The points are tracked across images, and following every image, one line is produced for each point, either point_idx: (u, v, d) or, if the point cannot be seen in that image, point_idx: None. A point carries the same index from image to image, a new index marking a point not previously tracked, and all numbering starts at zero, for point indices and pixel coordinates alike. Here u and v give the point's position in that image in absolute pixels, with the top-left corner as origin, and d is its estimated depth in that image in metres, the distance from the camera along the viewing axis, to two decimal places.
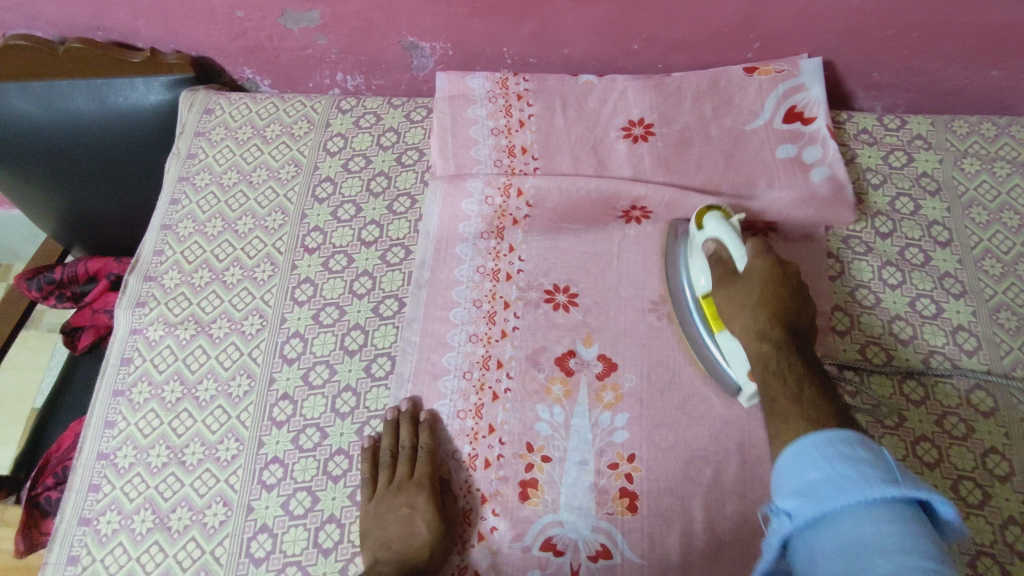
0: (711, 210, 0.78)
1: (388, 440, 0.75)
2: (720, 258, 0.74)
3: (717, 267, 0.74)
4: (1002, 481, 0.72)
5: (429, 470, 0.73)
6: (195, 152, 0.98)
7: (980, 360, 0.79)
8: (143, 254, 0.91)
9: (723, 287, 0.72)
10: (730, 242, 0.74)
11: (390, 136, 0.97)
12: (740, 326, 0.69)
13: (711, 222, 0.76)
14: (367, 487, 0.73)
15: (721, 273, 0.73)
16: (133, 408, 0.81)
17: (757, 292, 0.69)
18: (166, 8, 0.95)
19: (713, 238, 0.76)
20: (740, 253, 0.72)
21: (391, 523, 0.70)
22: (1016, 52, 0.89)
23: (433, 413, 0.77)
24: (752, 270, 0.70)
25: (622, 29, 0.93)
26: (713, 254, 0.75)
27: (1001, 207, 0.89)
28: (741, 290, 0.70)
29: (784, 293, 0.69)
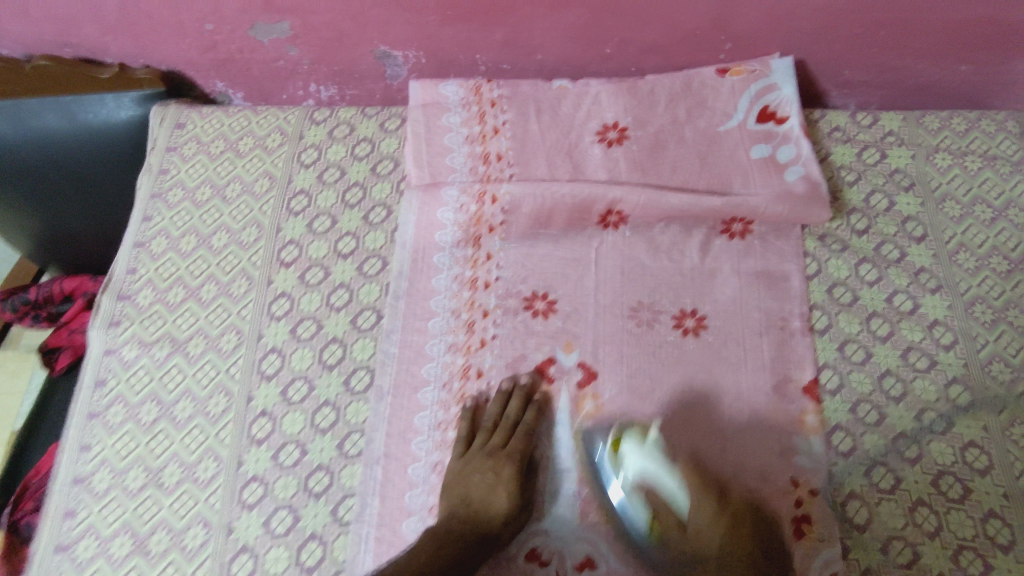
0: (624, 432, 0.72)
1: (495, 408, 0.76)
2: (662, 507, 0.68)
3: (663, 513, 0.68)
4: (982, 476, 0.72)
5: (522, 446, 0.73)
6: (167, 167, 0.98)
7: (957, 355, 0.79)
8: (116, 273, 0.90)
9: (672, 534, 0.67)
10: (663, 476, 0.69)
11: (364, 146, 0.96)
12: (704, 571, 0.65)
13: (631, 450, 0.70)
14: (460, 446, 0.74)
15: (667, 518, 0.68)
16: (109, 430, 0.80)
17: (716, 537, 0.65)
18: (134, 22, 0.95)
19: (640, 487, 0.69)
20: (679, 488, 0.68)
21: (475, 481, 0.70)
22: (984, 47, 0.90)
23: (547, 393, 0.78)
24: (698, 523, 0.66)
25: (593, 34, 0.93)
26: (648, 502, 0.69)
27: (973, 201, 0.89)
28: (694, 533, 0.66)
29: (746, 520, 0.66)
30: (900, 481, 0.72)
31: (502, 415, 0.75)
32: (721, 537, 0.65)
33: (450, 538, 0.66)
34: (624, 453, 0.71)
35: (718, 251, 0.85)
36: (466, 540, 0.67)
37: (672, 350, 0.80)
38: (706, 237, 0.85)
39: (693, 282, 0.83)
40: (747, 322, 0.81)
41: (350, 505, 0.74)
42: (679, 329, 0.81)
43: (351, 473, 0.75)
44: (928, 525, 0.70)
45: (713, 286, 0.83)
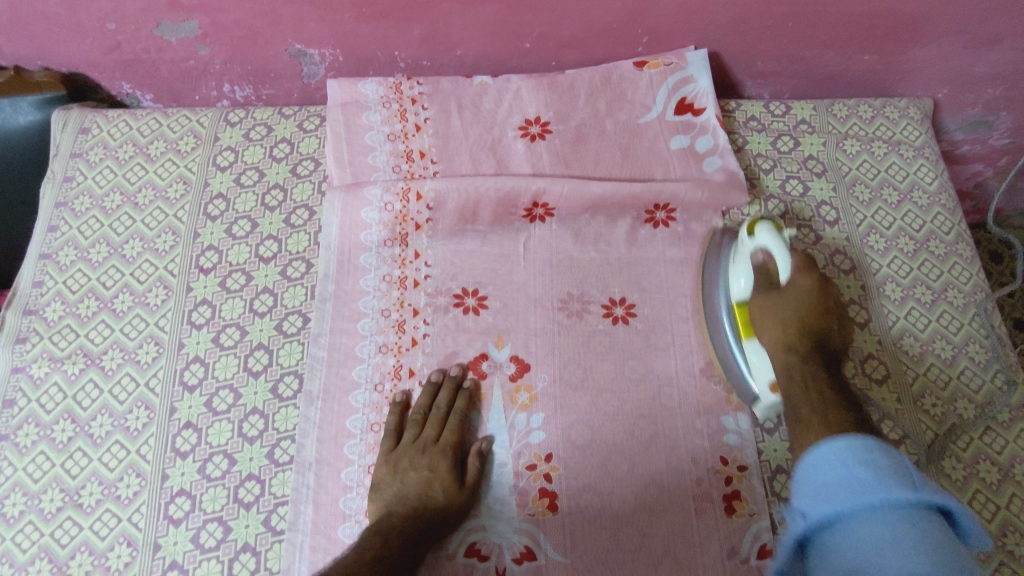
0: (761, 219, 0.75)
1: (422, 400, 0.76)
2: (764, 270, 0.74)
3: (762, 277, 0.74)
4: (897, 445, 0.76)
5: (455, 438, 0.74)
6: (72, 175, 0.93)
7: (871, 332, 0.83)
8: (21, 287, 0.85)
9: (762, 295, 0.74)
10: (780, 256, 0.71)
11: (284, 147, 0.94)
12: (773, 338, 0.71)
13: (764, 230, 0.73)
14: (389, 441, 0.74)
15: (763, 285, 0.74)
16: (19, 453, 0.76)
17: (798, 305, 0.72)
18: (28, 22, 0.90)
19: (761, 247, 0.74)
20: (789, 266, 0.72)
21: (410, 479, 0.70)
22: (885, 37, 0.94)
23: (475, 380, 0.78)
24: (798, 287, 0.73)
25: (512, 29, 0.93)
26: (760, 263, 0.74)
27: (880, 184, 0.94)
28: (780, 305, 0.72)
29: (822, 314, 0.72)
30: None
31: (431, 407, 0.75)
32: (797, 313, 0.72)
33: (393, 534, 0.66)
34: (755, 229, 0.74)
35: (643, 241, 0.87)
36: (408, 536, 0.66)
37: (602, 339, 0.81)
38: (632, 226, 0.87)
39: (620, 271, 0.85)
40: (674, 310, 0.83)
41: (283, 513, 0.72)
42: (608, 317, 0.82)
43: (283, 481, 0.73)
44: None
45: (639, 275, 0.85)
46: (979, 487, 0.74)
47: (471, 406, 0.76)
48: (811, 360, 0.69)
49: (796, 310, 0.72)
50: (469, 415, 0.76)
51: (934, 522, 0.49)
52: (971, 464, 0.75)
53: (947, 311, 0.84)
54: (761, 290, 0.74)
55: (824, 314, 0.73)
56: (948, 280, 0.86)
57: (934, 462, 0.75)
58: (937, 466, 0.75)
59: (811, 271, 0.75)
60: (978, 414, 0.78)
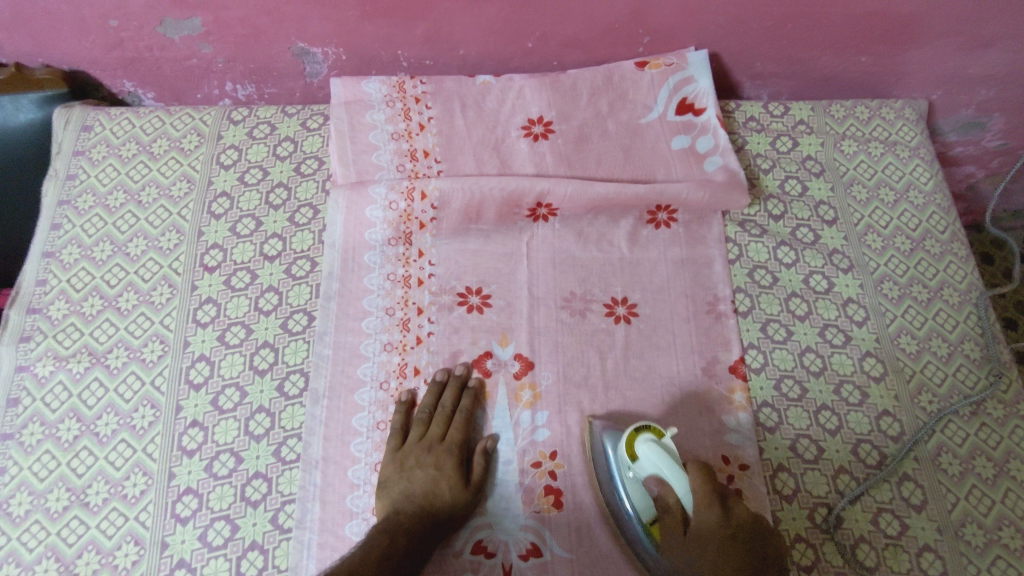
0: (642, 430, 0.69)
1: (428, 399, 0.76)
2: (668, 504, 0.66)
3: (664, 503, 0.67)
4: (895, 441, 0.77)
5: (460, 437, 0.74)
6: (75, 171, 0.93)
7: (869, 330, 0.84)
8: (25, 285, 0.85)
9: (674, 541, 0.65)
10: (674, 480, 0.65)
11: (287, 146, 0.94)
12: (687, 571, 0.63)
13: (646, 449, 0.67)
14: (395, 440, 0.74)
15: (666, 510, 0.66)
16: (25, 452, 0.76)
17: (706, 539, 0.62)
18: (30, 18, 0.89)
19: (648, 470, 0.67)
20: (681, 480, 0.65)
21: (417, 478, 0.71)
22: (882, 39, 0.95)
23: (480, 379, 0.78)
24: (702, 521, 0.62)
25: (515, 29, 0.94)
26: (656, 487, 0.67)
27: (877, 184, 0.95)
28: (685, 548, 0.63)
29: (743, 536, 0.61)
30: (823, 451, 0.77)
31: (436, 405, 0.76)
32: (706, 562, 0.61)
33: (400, 532, 0.66)
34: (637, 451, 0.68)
35: (644, 241, 0.88)
36: (415, 533, 0.67)
37: (606, 338, 0.81)
38: (634, 226, 0.88)
39: (622, 270, 0.86)
40: (676, 309, 0.83)
41: (291, 511, 0.72)
42: (611, 316, 0.83)
43: (290, 479, 0.74)
44: (848, 489, 0.75)
45: (641, 274, 0.85)
46: (975, 482, 0.75)
47: (476, 405, 0.77)
48: None
49: (705, 563, 0.61)
50: (474, 414, 0.76)
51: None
52: (967, 459, 0.76)
53: (943, 309, 0.85)
54: (672, 533, 0.65)
55: (746, 534, 0.61)
56: (943, 279, 0.88)
57: (931, 458, 0.76)
58: (934, 461, 0.76)
59: (714, 500, 0.62)
60: (973, 411, 0.79)
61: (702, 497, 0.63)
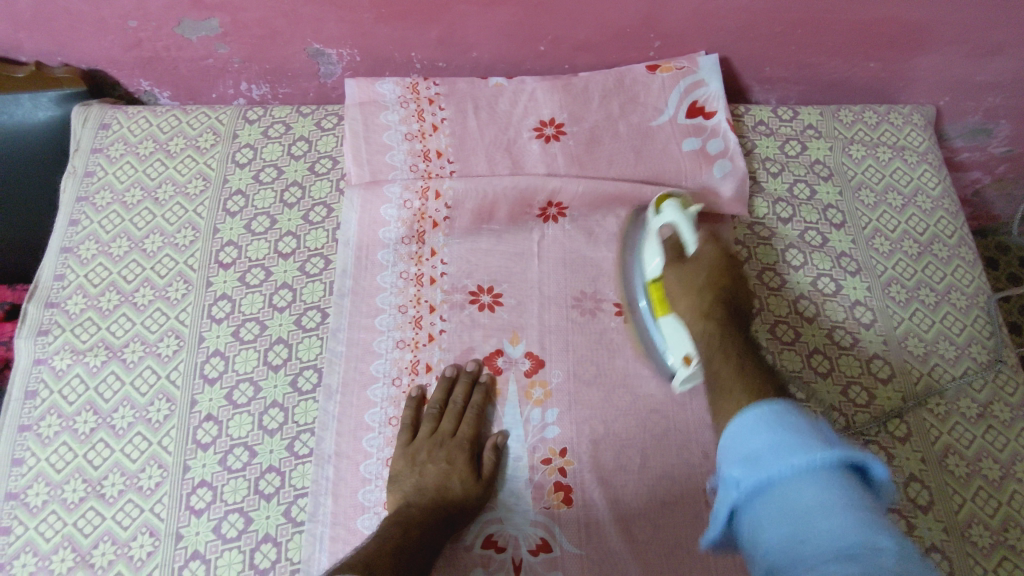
0: (669, 198, 0.82)
1: (439, 395, 0.77)
2: (672, 245, 0.78)
3: (672, 249, 0.78)
4: (902, 442, 0.78)
5: (471, 433, 0.75)
6: (93, 169, 0.94)
7: (877, 332, 0.85)
8: (42, 280, 0.86)
9: (673, 267, 0.77)
10: (686, 229, 0.78)
11: (302, 145, 0.95)
12: (687, 312, 0.74)
13: (670, 208, 0.80)
14: (405, 435, 0.75)
15: (671, 256, 0.78)
16: (42, 443, 0.77)
17: (705, 274, 0.75)
18: (51, 17, 0.90)
19: (668, 225, 0.79)
20: (693, 237, 0.78)
21: (429, 472, 0.71)
22: (890, 45, 0.96)
23: (491, 375, 0.79)
24: (704, 256, 0.77)
25: (528, 32, 0.95)
26: (668, 240, 0.79)
27: (885, 189, 0.96)
28: (693, 269, 0.76)
29: (729, 281, 0.76)
30: None
31: (447, 401, 0.77)
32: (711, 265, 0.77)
33: (414, 523, 0.67)
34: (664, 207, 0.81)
35: None
36: (428, 524, 0.67)
37: (615, 337, 0.82)
38: None
39: None
40: None
41: (303, 505, 0.73)
42: (621, 316, 0.84)
43: (303, 474, 0.75)
44: None
45: None
46: (982, 484, 0.75)
47: (487, 402, 0.78)
48: (729, 337, 0.69)
49: (699, 286, 0.74)
50: (484, 410, 0.77)
51: (849, 474, 0.49)
52: (974, 462, 0.77)
53: (950, 313, 0.86)
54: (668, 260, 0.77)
55: (729, 279, 0.76)
56: (950, 283, 0.88)
57: (938, 459, 0.77)
58: (941, 462, 0.77)
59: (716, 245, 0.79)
60: (980, 413, 0.80)
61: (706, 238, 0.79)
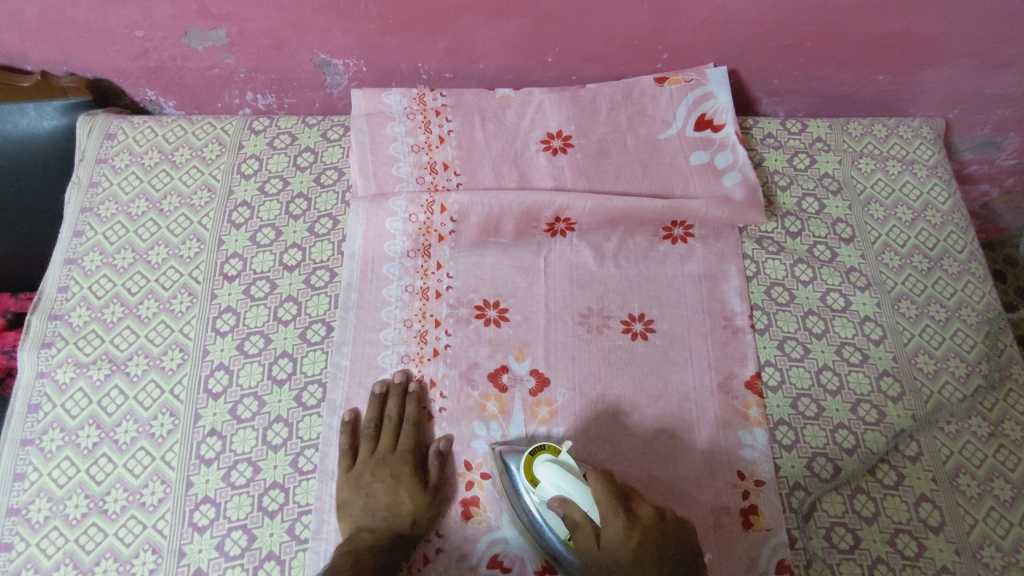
0: (539, 452, 0.71)
1: (371, 413, 0.76)
2: (577, 523, 0.66)
3: (573, 523, 0.67)
4: (913, 462, 0.77)
5: (412, 443, 0.74)
6: (98, 179, 0.93)
7: (886, 349, 0.84)
8: (46, 292, 0.86)
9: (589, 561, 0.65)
10: (580, 496, 0.66)
11: (307, 156, 0.95)
12: None
13: (547, 472, 0.68)
14: (346, 460, 0.74)
15: (584, 533, 0.65)
16: (45, 458, 0.76)
17: (635, 554, 0.62)
18: (57, 27, 0.90)
19: (555, 498, 0.68)
20: (592, 506, 0.66)
21: (376, 492, 0.71)
22: (900, 58, 0.96)
23: (422, 384, 0.79)
24: (614, 541, 0.63)
25: (535, 43, 0.94)
26: (563, 513, 0.67)
27: (895, 203, 0.95)
28: (613, 564, 0.63)
29: (657, 535, 0.63)
30: (840, 470, 0.77)
31: (383, 417, 0.76)
32: (633, 550, 0.62)
33: (368, 548, 0.66)
34: (538, 475, 0.69)
35: (662, 256, 0.88)
36: (380, 548, 0.67)
37: (623, 353, 0.82)
38: (651, 240, 0.88)
39: (640, 286, 0.86)
40: (692, 325, 0.84)
41: (307, 522, 0.72)
42: (628, 333, 0.83)
43: (307, 490, 0.74)
44: (866, 510, 0.74)
45: (658, 289, 0.86)
46: (993, 505, 0.75)
47: (421, 411, 0.77)
48: None
49: None
50: (464, 421, 0.77)
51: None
52: (985, 481, 0.76)
53: (960, 329, 0.85)
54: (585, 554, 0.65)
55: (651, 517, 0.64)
56: (961, 299, 0.87)
57: (949, 479, 0.76)
58: (952, 482, 0.76)
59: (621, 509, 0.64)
60: (991, 432, 0.79)
61: (608, 509, 0.64)
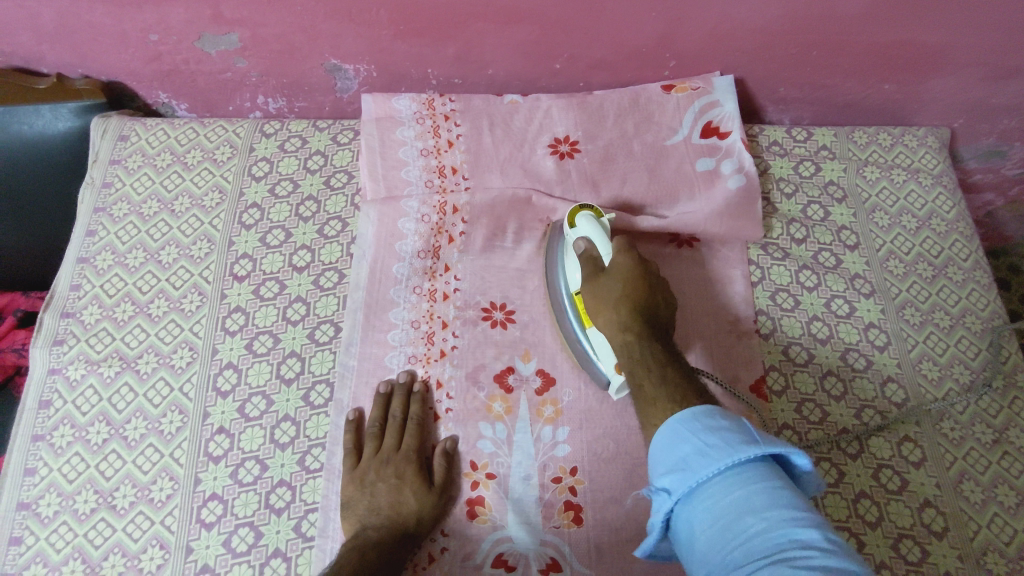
0: (583, 209, 0.82)
1: (376, 413, 0.77)
2: (592, 259, 0.77)
3: (589, 264, 0.77)
4: (917, 467, 0.77)
5: (416, 442, 0.75)
6: (110, 181, 0.95)
7: (891, 355, 0.84)
8: (58, 291, 0.87)
9: (590, 288, 0.76)
10: (603, 242, 0.77)
11: (317, 159, 0.96)
12: (604, 323, 0.73)
13: (585, 219, 0.80)
14: (350, 460, 0.74)
15: (591, 272, 0.77)
16: (55, 453, 0.77)
17: (622, 290, 0.73)
18: (73, 30, 0.91)
19: (582, 239, 0.79)
20: (609, 251, 0.76)
21: (380, 491, 0.72)
22: (905, 68, 0.97)
23: (425, 383, 0.79)
24: (619, 266, 0.74)
25: (544, 50, 0.95)
26: (583, 253, 0.78)
27: (900, 211, 0.95)
28: (606, 289, 0.74)
29: (647, 289, 0.73)
30: (843, 475, 0.77)
31: (387, 417, 0.77)
32: (626, 277, 0.73)
33: (372, 546, 0.67)
34: (578, 222, 0.80)
35: (668, 260, 0.89)
36: (385, 546, 0.67)
37: None
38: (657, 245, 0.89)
39: None
40: (697, 328, 0.84)
41: (313, 520, 0.73)
42: None
43: (314, 488, 0.75)
44: (870, 515, 0.75)
45: None
46: (997, 510, 0.75)
47: (425, 410, 0.78)
48: (643, 341, 0.68)
49: (614, 301, 0.72)
50: (470, 419, 0.78)
51: (776, 470, 0.49)
52: (989, 488, 0.76)
53: (964, 337, 0.86)
54: (586, 285, 0.76)
55: (655, 277, 0.75)
56: (965, 306, 0.88)
57: (953, 484, 0.76)
58: (956, 487, 0.76)
59: (633, 250, 0.75)
60: (995, 438, 0.79)
61: (620, 246, 0.76)
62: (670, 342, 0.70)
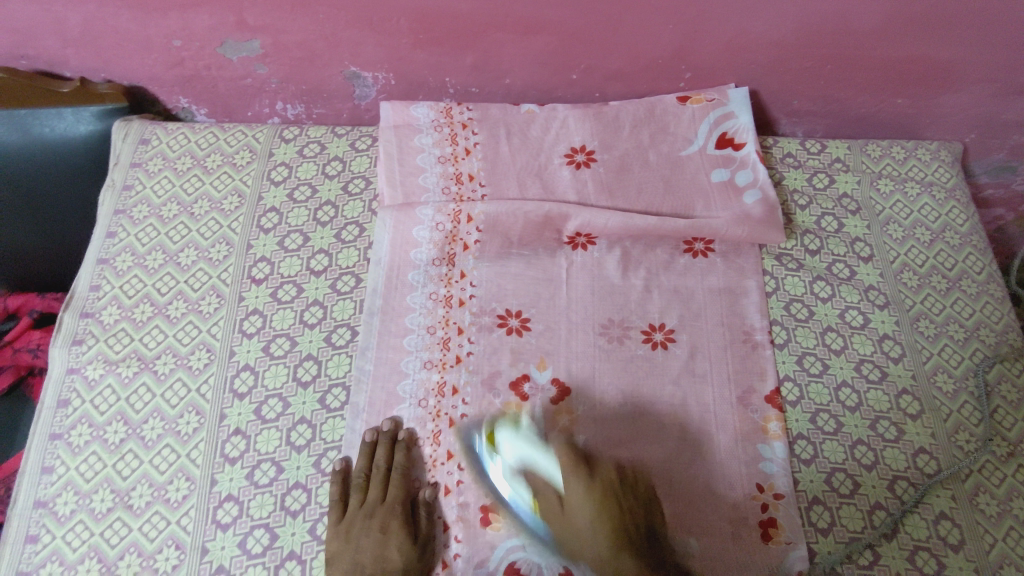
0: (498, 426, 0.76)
1: (361, 463, 0.75)
2: (539, 484, 0.72)
3: (536, 493, 0.72)
4: (932, 480, 0.77)
5: (402, 494, 0.74)
6: (131, 183, 0.96)
7: (905, 366, 0.84)
8: (78, 290, 0.87)
9: (553, 515, 0.70)
10: (541, 457, 0.73)
11: (335, 165, 0.97)
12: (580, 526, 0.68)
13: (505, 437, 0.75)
14: (336, 511, 0.73)
15: (546, 500, 0.71)
16: (72, 452, 0.77)
17: (589, 511, 0.68)
18: (98, 36, 0.93)
19: (517, 463, 0.74)
20: (552, 467, 0.72)
21: (365, 546, 0.70)
22: (919, 83, 0.97)
23: (411, 431, 0.77)
24: (573, 496, 0.69)
25: (561, 61, 0.96)
26: (527, 478, 0.73)
27: (913, 223, 0.96)
28: (574, 523, 0.68)
29: (620, 504, 0.68)
30: (858, 486, 0.77)
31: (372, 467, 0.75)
32: (591, 508, 0.67)
33: None
34: (500, 444, 0.75)
35: (683, 270, 0.89)
36: None
37: (643, 364, 0.82)
38: (672, 255, 0.90)
39: (661, 298, 0.87)
40: (712, 338, 0.85)
41: None
42: (648, 343, 0.84)
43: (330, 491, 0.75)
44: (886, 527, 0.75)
45: (681, 301, 0.87)
46: (1013, 524, 0.75)
47: (412, 457, 0.76)
48: (631, 559, 0.64)
49: (585, 522, 0.67)
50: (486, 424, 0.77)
51: None
52: (1005, 501, 0.76)
53: (978, 349, 0.86)
54: (550, 509, 0.70)
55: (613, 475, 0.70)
56: (979, 319, 0.88)
57: (968, 497, 0.76)
58: (971, 500, 0.76)
59: (580, 465, 0.70)
60: (1010, 451, 0.79)
61: (566, 464, 0.70)
62: (657, 556, 0.66)
